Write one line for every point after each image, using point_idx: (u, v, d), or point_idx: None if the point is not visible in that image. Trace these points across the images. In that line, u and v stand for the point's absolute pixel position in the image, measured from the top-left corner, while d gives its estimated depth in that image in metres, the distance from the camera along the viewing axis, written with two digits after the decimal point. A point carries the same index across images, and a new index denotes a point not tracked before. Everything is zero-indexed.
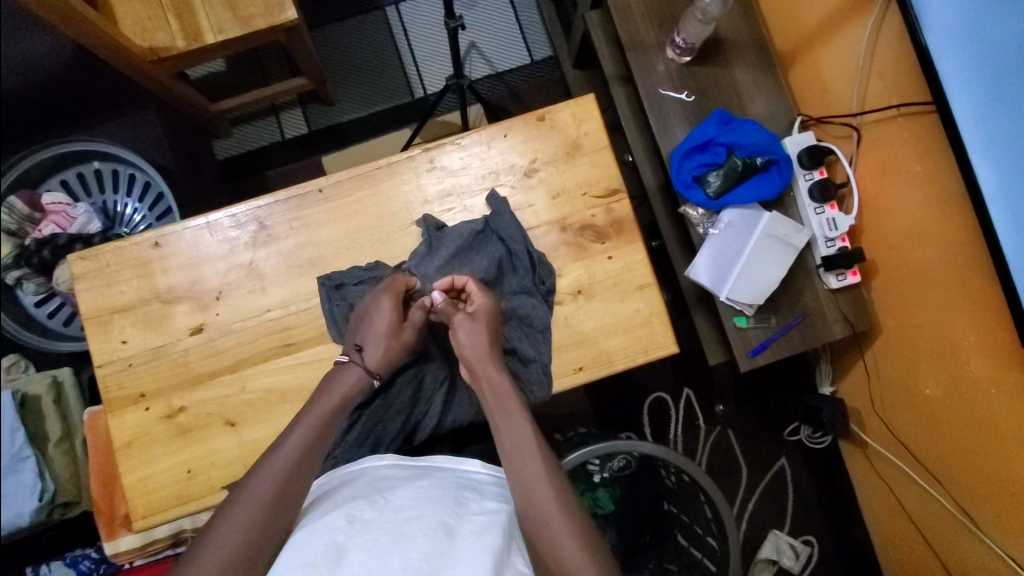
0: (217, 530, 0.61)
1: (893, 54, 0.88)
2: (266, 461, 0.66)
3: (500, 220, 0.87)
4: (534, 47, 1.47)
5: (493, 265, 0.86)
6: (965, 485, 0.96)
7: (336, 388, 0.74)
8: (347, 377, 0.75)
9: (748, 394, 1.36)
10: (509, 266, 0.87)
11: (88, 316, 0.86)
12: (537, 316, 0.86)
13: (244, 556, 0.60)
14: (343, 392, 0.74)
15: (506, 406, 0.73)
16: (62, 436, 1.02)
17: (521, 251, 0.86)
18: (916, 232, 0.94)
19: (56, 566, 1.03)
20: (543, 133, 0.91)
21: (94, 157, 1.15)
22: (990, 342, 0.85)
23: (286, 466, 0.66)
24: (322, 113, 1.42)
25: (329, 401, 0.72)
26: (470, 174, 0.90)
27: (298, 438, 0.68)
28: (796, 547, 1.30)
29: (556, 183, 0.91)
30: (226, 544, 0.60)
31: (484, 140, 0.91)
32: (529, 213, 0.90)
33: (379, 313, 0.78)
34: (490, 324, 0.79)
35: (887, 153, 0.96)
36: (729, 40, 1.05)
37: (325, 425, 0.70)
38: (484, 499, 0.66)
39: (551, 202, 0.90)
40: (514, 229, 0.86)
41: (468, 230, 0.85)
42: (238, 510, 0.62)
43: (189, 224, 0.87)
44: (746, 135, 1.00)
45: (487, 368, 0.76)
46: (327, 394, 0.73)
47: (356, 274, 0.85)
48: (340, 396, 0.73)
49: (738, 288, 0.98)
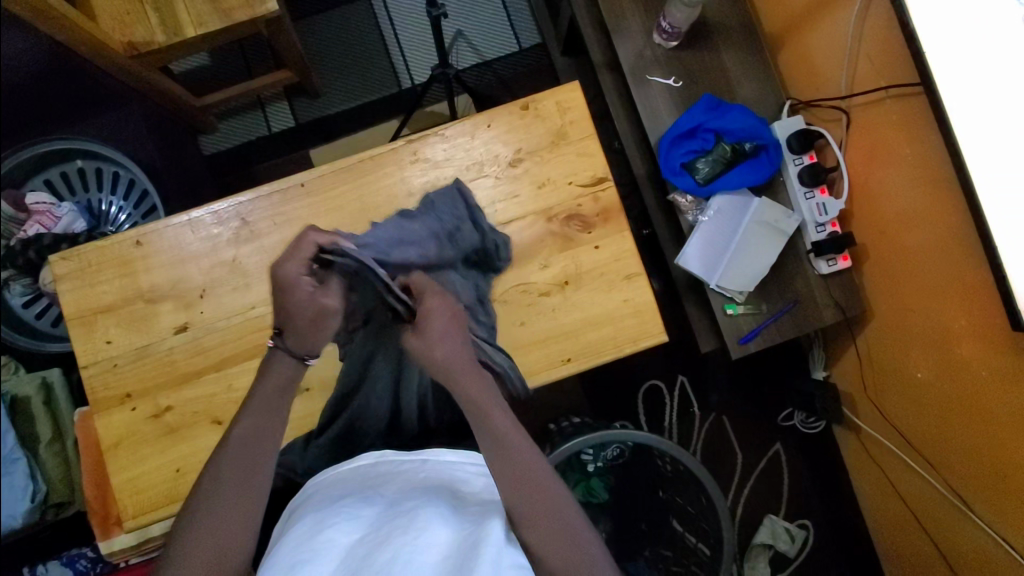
0: (186, 535, 0.57)
1: (880, 34, 0.86)
2: (225, 455, 0.62)
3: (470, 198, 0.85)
4: (523, 35, 1.45)
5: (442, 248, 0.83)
6: (955, 466, 0.97)
7: (266, 377, 0.68)
8: (278, 372, 0.68)
9: (741, 381, 1.36)
10: (452, 238, 0.81)
11: (72, 317, 0.85)
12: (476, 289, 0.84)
13: (220, 553, 0.57)
14: (276, 386, 0.68)
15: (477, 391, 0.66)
16: (53, 437, 1.01)
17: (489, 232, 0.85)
18: (906, 214, 0.93)
19: (52, 566, 1.04)
20: (529, 122, 0.90)
21: (77, 156, 1.14)
22: (982, 326, 0.85)
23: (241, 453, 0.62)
24: (309, 106, 1.42)
25: (271, 390, 0.67)
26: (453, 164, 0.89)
27: (250, 423, 0.65)
28: (792, 531, 1.30)
29: (541, 172, 0.89)
30: (200, 547, 0.57)
31: (467, 131, 0.89)
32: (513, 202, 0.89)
33: (296, 286, 0.68)
34: (448, 317, 0.69)
35: (875, 136, 0.94)
36: (716, 25, 1.03)
37: (272, 407, 0.67)
38: (480, 496, 0.64)
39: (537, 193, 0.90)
40: (457, 205, 0.83)
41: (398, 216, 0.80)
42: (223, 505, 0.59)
43: (170, 221, 0.86)
44: (734, 120, 0.99)
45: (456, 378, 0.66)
46: (265, 384, 0.68)
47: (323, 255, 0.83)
48: (274, 388, 0.67)
49: (727, 276, 0.98)
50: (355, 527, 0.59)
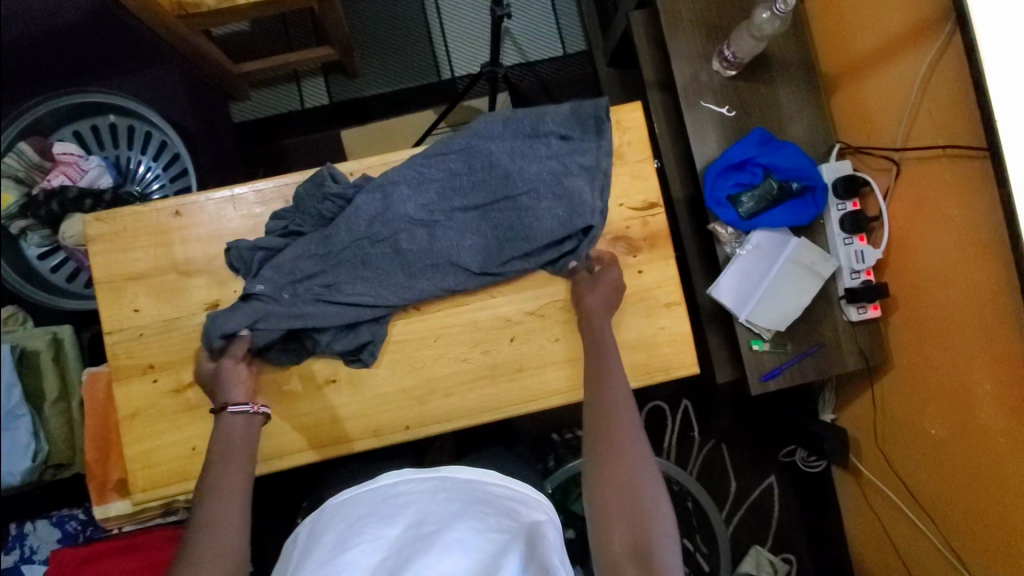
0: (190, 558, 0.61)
1: (945, 92, 0.85)
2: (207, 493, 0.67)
3: (492, 140, 0.84)
4: (569, 40, 1.44)
5: (433, 195, 0.83)
6: (956, 525, 0.98)
7: (229, 440, 0.73)
8: (230, 430, 0.74)
9: (746, 412, 1.37)
10: (297, 222, 0.84)
11: (100, 281, 0.83)
12: (348, 214, 0.81)
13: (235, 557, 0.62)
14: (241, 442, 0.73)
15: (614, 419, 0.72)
16: (59, 396, 0.99)
17: (508, 179, 0.83)
18: (942, 272, 0.93)
19: (41, 525, 1.03)
20: (573, 118, 0.86)
21: (109, 111, 1.12)
22: (1005, 393, 0.85)
23: (232, 451, 0.72)
24: (344, 85, 1.41)
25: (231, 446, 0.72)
26: (479, 127, 0.85)
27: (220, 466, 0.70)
28: (777, 564, 1.29)
29: (583, 166, 0.84)
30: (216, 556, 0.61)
31: (505, 119, 0.85)
32: (555, 160, 0.84)
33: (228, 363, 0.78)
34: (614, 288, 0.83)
35: (923, 191, 0.94)
36: (776, 59, 1.03)
37: (240, 446, 0.73)
38: (499, 512, 0.65)
39: (581, 146, 0.85)
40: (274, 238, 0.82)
41: (265, 244, 0.82)
42: (221, 498, 0.67)
43: (213, 195, 0.85)
44: (786, 158, 0.99)
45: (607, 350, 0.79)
46: (225, 445, 0.72)
47: (306, 230, 0.84)
48: (238, 441, 0.73)
49: (759, 312, 0.98)
50: (376, 549, 0.60)
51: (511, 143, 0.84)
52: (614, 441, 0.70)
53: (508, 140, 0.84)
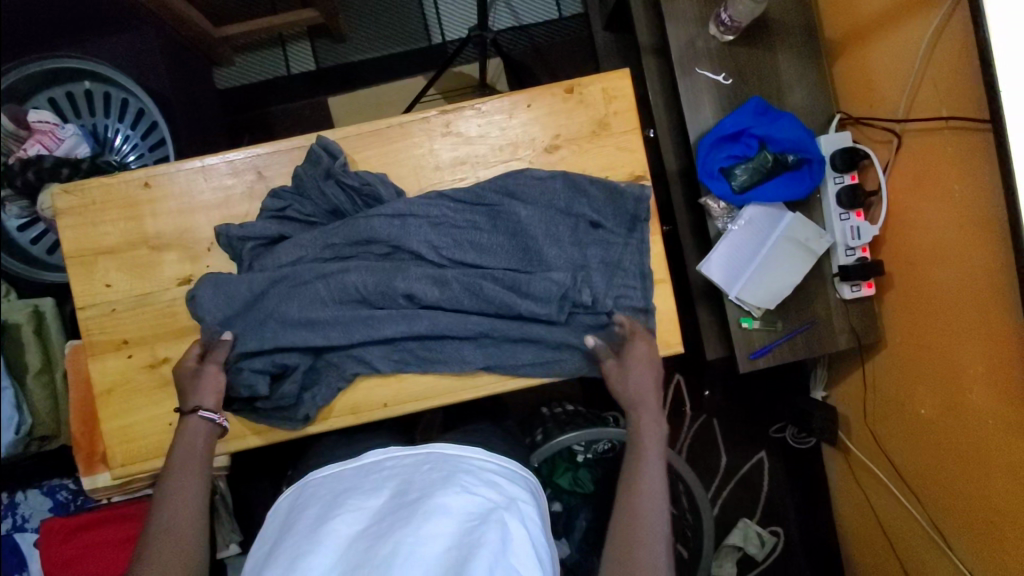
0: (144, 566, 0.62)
1: (953, 59, 0.80)
2: (162, 495, 0.68)
3: (524, 188, 0.82)
4: (565, 2, 1.38)
5: (442, 231, 0.81)
6: (940, 501, 0.98)
7: (188, 447, 0.72)
8: (186, 436, 0.73)
9: (737, 388, 1.36)
10: (298, 206, 0.82)
11: (71, 254, 0.82)
12: (357, 227, 0.79)
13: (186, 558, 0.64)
14: (195, 450, 0.72)
15: (636, 495, 0.69)
16: (42, 368, 0.99)
17: (526, 238, 0.81)
18: (940, 249, 0.90)
19: (32, 494, 1.04)
20: (610, 206, 0.83)
21: (85, 77, 1.07)
22: (997, 375, 0.83)
23: (190, 454, 0.71)
24: (330, 50, 1.36)
25: (186, 452, 0.72)
26: (515, 185, 0.82)
27: (176, 472, 0.70)
28: (764, 535, 1.30)
29: (604, 262, 0.82)
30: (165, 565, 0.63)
31: (542, 180, 0.82)
32: (577, 247, 0.82)
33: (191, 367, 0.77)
34: (647, 362, 0.79)
35: (924, 164, 0.90)
36: (776, 23, 0.98)
37: (192, 454, 0.72)
38: (487, 482, 0.64)
39: (611, 238, 0.83)
40: (269, 224, 0.80)
41: (260, 232, 0.80)
42: (176, 500, 0.67)
43: (183, 166, 0.82)
44: (782, 129, 0.95)
45: (643, 413, 0.76)
46: (181, 450, 0.72)
47: (305, 215, 0.82)
48: (194, 451, 0.72)
49: (748, 290, 0.95)
50: (359, 519, 0.60)
51: (543, 207, 0.82)
52: (643, 512, 0.67)
53: (538, 197, 0.82)
